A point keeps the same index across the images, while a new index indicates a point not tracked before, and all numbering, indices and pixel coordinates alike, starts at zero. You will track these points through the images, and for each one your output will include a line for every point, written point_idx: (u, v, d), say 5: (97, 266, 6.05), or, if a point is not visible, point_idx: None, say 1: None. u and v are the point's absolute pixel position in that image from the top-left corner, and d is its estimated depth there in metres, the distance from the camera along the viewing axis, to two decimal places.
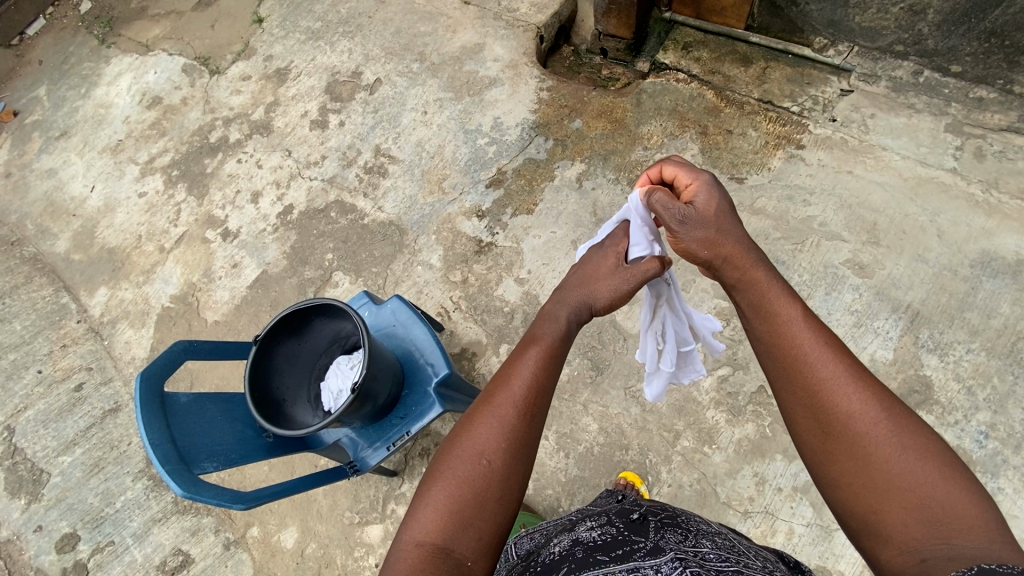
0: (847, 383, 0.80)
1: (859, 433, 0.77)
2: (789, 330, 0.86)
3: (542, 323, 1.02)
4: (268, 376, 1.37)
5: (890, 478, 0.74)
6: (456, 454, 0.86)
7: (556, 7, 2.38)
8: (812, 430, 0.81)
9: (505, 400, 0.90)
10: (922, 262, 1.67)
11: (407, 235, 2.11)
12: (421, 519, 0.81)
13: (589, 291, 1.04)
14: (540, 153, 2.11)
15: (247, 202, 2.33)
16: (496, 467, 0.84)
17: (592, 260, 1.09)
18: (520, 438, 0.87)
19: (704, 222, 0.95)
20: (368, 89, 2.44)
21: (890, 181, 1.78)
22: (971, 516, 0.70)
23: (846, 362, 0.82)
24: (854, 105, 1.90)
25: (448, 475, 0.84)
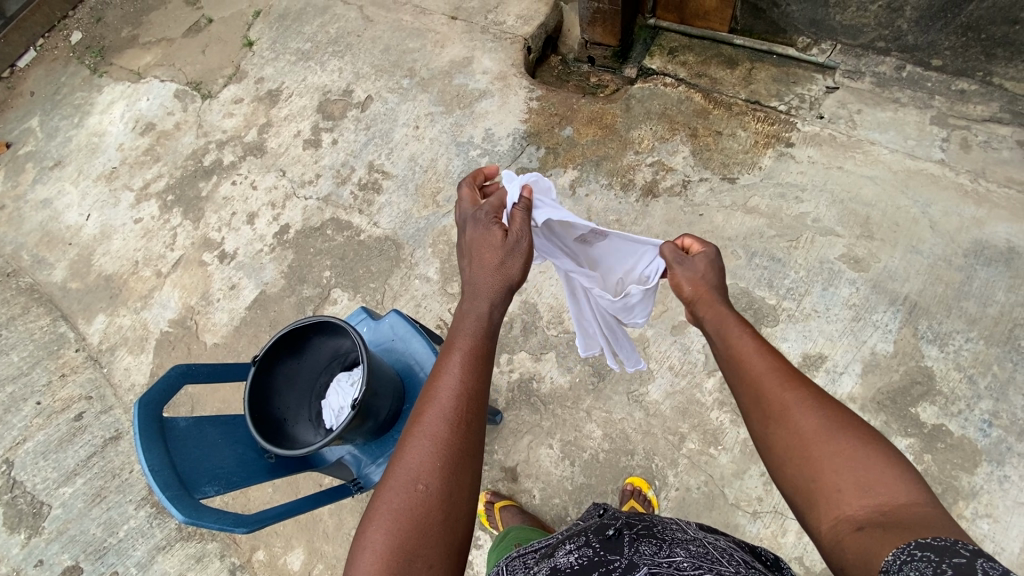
0: (779, 375, 0.86)
1: (794, 414, 0.81)
2: (733, 338, 0.94)
3: (459, 328, 0.99)
4: (268, 396, 1.37)
5: (823, 448, 0.76)
6: (393, 478, 0.84)
7: (541, 18, 2.41)
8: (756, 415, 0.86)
9: (435, 412, 0.89)
10: (916, 253, 1.68)
11: (403, 249, 2.11)
12: (366, 551, 0.79)
13: (503, 274, 1.02)
14: (532, 162, 2.13)
15: (243, 224, 2.34)
16: (433, 489, 0.83)
17: (480, 240, 1.07)
18: (451, 450, 0.86)
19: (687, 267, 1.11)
20: (359, 106, 2.47)
21: (880, 175, 1.79)
22: (899, 487, 0.71)
23: (776, 356, 0.89)
24: (840, 101, 1.92)
25: (386, 504, 0.82)
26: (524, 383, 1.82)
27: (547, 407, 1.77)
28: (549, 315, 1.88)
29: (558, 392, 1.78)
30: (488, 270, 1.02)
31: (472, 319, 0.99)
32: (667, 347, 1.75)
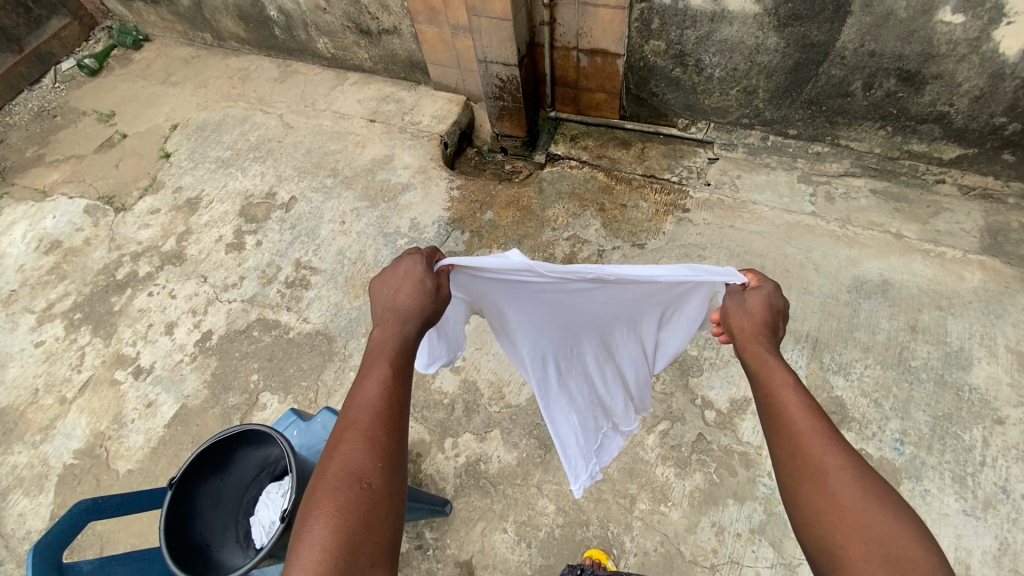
0: (820, 437, 0.88)
1: (829, 477, 0.84)
2: (776, 390, 0.96)
3: (378, 347, 1.02)
4: (187, 520, 1.26)
5: (855, 516, 0.79)
6: (333, 477, 0.86)
7: (454, 115, 2.62)
8: (790, 470, 0.88)
9: (364, 416, 0.92)
10: (809, 294, 1.87)
11: (335, 343, 2.08)
12: (310, 547, 0.79)
13: (425, 295, 1.06)
14: (458, 246, 2.22)
15: (161, 335, 2.22)
16: (376, 488, 0.86)
17: (404, 268, 1.09)
18: (380, 450, 0.89)
19: (736, 319, 1.08)
20: (283, 207, 2.50)
21: (766, 229, 2.02)
22: (924, 562, 0.74)
23: (818, 415, 0.91)
24: (721, 170, 2.20)
25: (332, 501, 0.83)
26: (471, 465, 1.78)
27: (497, 488, 1.73)
28: (489, 392, 1.88)
29: (507, 471, 1.75)
30: (414, 300, 1.05)
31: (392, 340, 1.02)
32: None
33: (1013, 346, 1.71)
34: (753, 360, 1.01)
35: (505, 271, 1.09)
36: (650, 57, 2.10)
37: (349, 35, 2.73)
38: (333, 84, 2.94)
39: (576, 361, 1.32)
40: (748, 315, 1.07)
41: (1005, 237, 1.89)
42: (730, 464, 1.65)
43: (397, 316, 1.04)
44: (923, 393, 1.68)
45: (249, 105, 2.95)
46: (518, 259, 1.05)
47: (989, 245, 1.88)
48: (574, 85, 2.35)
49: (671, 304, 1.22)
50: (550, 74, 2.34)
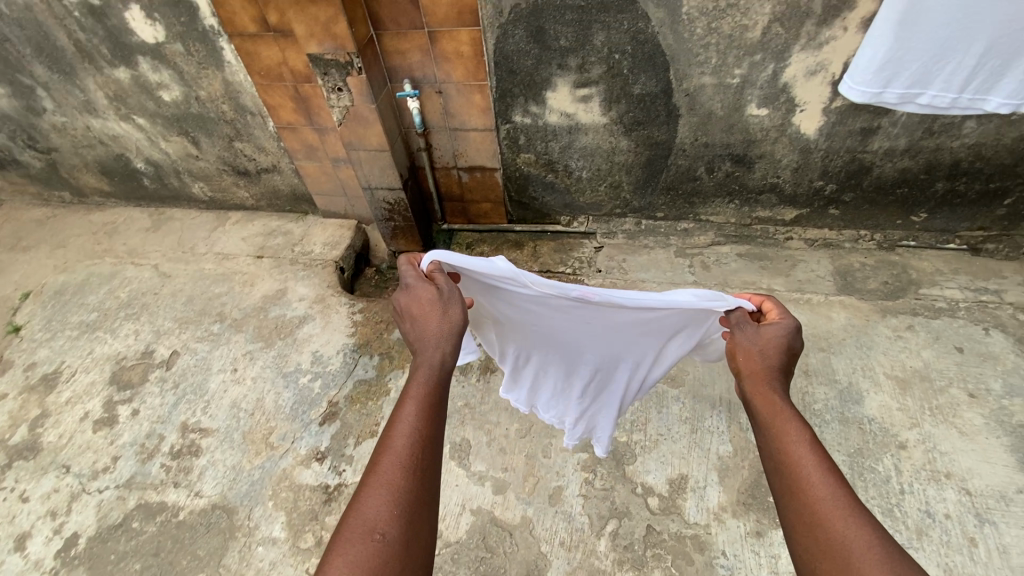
0: (834, 497, 0.88)
1: (841, 540, 0.83)
2: (787, 442, 0.99)
3: (417, 376, 1.08)
4: None
5: None
6: (362, 511, 0.87)
7: (347, 240, 2.61)
8: (803, 528, 0.89)
9: (399, 449, 0.95)
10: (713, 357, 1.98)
11: (237, 513, 1.81)
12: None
13: (446, 327, 1.15)
14: (367, 373, 2.10)
15: (6, 554, 1.80)
16: (398, 529, 0.86)
17: (424, 297, 1.18)
18: (409, 491, 0.90)
19: (752, 364, 1.15)
20: (163, 365, 2.25)
21: None
22: None
23: (833, 476, 0.91)
24: (609, 256, 2.36)
25: (354, 540, 0.84)
26: None
27: None
28: None
29: None
30: (437, 323, 1.15)
31: (426, 369, 1.09)
32: (551, 522, 1.69)
33: (889, 372, 1.90)
34: (772, 409, 1.06)
35: (496, 278, 1.28)
36: (524, 167, 2.27)
37: (226, 177, 2.69)
38: (213, 226, 2.83)
39: (554, 361, 1.53)
40: (761, 361, 1.14)
41: (853, 277, 2.17)
42: (685, 551, 1.59)
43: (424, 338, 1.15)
44: (833, 434, 1.78)
45: (117, 260, 2.73)
46: (505, 269, 1.24)
47: (843, 286, 2.15)
48: (461, 198, 2.46)
49: (653, 328, 1.36)
50: (436, 192, 2.44)
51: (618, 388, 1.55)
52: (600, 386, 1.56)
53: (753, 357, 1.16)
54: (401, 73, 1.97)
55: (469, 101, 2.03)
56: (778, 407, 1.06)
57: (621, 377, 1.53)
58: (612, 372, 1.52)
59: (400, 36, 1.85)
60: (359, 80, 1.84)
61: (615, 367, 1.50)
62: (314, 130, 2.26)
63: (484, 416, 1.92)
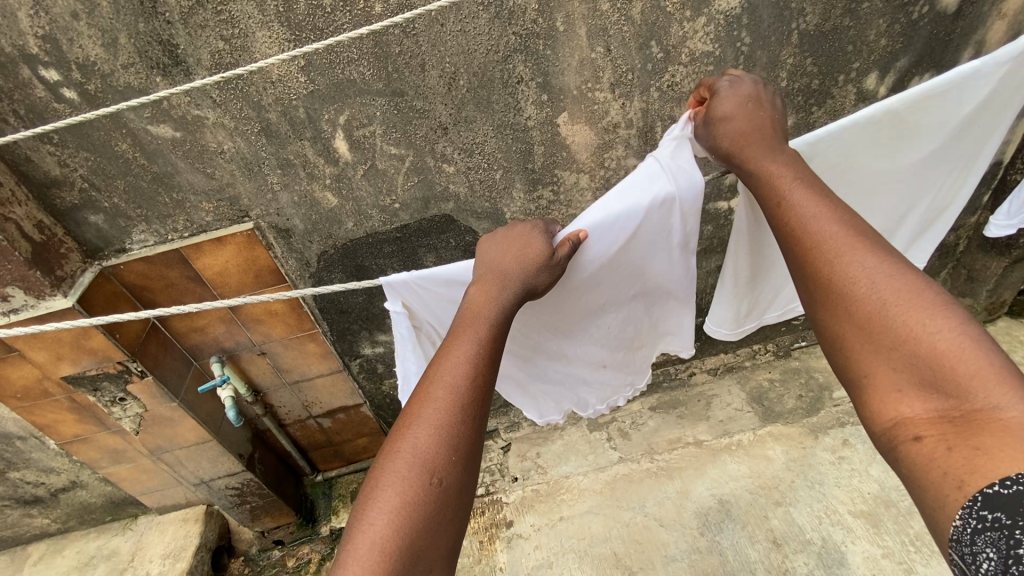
0: (846, 237, 0.88)
1: (862, 285, 0.84)
2: (786, 195, 0.94)
3: (473, 316, 0.95)
4: None
5: (893, 309, 0.80)
6: (401, 463, 0.80)
7: (197, 540, 1.99)
8: (807, 266, 0.91)
9: (448, 394, 0.86)
10: (668, 559, 1.66)
11: None
12: (369, 549, 0.73)
13: (533, 277, 0.99)
14: None
15: None
16: (446, 480, 0.79)
17: (517, 238, 1.01)
18: (460, 445, 0.82)
19: (774, 187, 0.95)
20: None
21: (594, 502, 1.85)
22: (979, 372, 0.72)
23: (841, 222, 0.89)
24: (520, 455, 2.07)
25: (397, 491, 0.77)
26: None
27: None
28: None
29: None
30: (522, 262, 0.99)
31: (492, 302, 0.96)
32: None
33: (853, 508, 1.69)
34: (820, 236, 0.89)
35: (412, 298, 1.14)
36: (393, 391, 1.90)
37: (10, 512, 2.01)
38: None
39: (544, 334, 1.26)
40: (753, 126, 0.99)
41: (769, 399, 2.04)
42: None
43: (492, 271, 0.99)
44: None
45: None
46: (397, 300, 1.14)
47: (764, 413, 2.00)
48: (329, 444, 2.05)
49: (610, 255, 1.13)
50: (295, 447, 2.02)
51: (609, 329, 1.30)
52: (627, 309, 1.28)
53: (773, 170, 0.96)
54: (206, 349, 1.61)
55: (302, 351, 1.69)
56: (822, 227, 0.90)
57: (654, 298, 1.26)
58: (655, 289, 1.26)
59: (190, 314, 1.51)
60: (144, 383, 1.46)
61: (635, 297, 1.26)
62: (112, 434, 1.70)
63: None
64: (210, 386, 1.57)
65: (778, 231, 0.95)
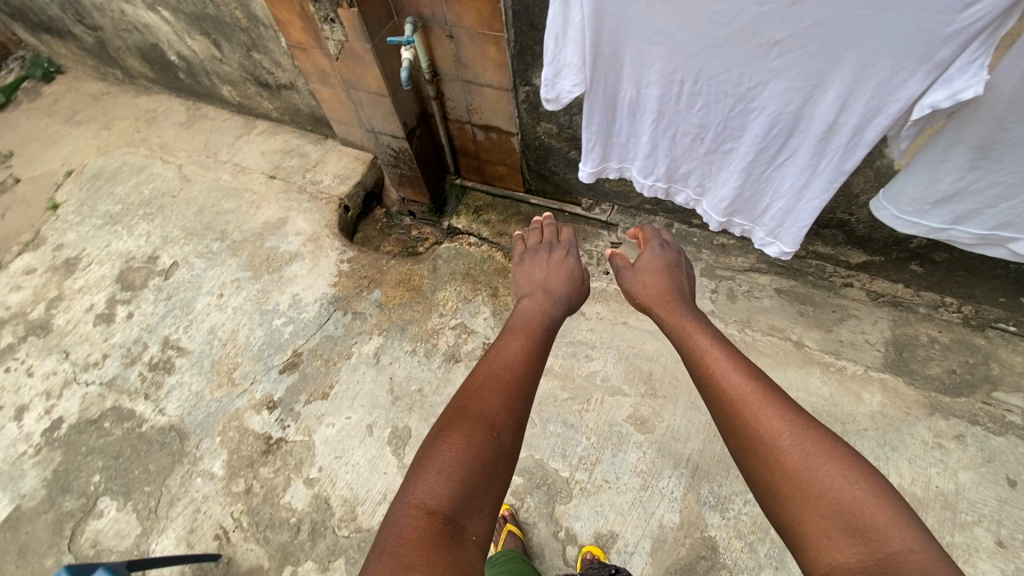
0: (747, 372, 0.94)
1: (755, 418, 0.87)
2: (691, 346, 1.06)
3: (528, 316, 1.21)
4: None
5: (797, 439, 0.82)
6: (467, 423, 0.88)
7: (358, 176, 2.44)
8: (722, 410, 0.92)
9: (506, 370, 0.99)
10: (693, 406, 1.73)
11: (188, 440, 1.90)
12: (425, 487, 0.80)
13: (559, 306, 1.27)
14: (337, 330, 2.07)
15: (10, 420, 2.03)
16: (504, 438, 0.88)
17: (561, 275, 1.34)
18: (521, 405, 0.95)
19: (684, 327, 1.13)
20: (163, 274, 2.33)
21: (661, 328, 1.89)
22: (861, 497, 0.74)
23: (736, 357, 0.98)
24: (623, 256, 2.06)
25: (464, 439, 0.86)
26: None
27: None
28: (341, 511, 1.70)
29: None
30: (564, 286, 1.32)
31: (538, 317, 1.21)
32: None
33: (902, 485, 1.56)
34: (726, 391, 0.93)
35: None
36: (545, 139, 1.94)
37: (251, 87, 2.55)
38: (238, 134, 2.76)
39: (724, 109, 1.20)
40: (660, 280, 1.27)
41: (911, 353, 1.75)
42: None
43: (540, 287, 1.31)
44: None
45: (150, 152, 2.78)
46: None
47: (893, 361, 1.74)
48: (475, 157, 2.21)
49: None
50: (449, 145, 2.21)
51: (770, 138, 1.21)
52: (762, 108, 1.16)
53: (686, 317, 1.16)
54: (407, 8, 1.66)
55: (483, 53, 1.69)
56: (732, 378, 0.94)
57: (822, 108, 1.08)
58: (822, 86, 1.06)
59: None
60: (350, 14, 1.59)
61: (805, 106, 1.11)
62: (323, 54, 1.96)
63: (432, 410, 1.86)
64: (398, 43, 1.67)
65: (696, 375, 1.01)
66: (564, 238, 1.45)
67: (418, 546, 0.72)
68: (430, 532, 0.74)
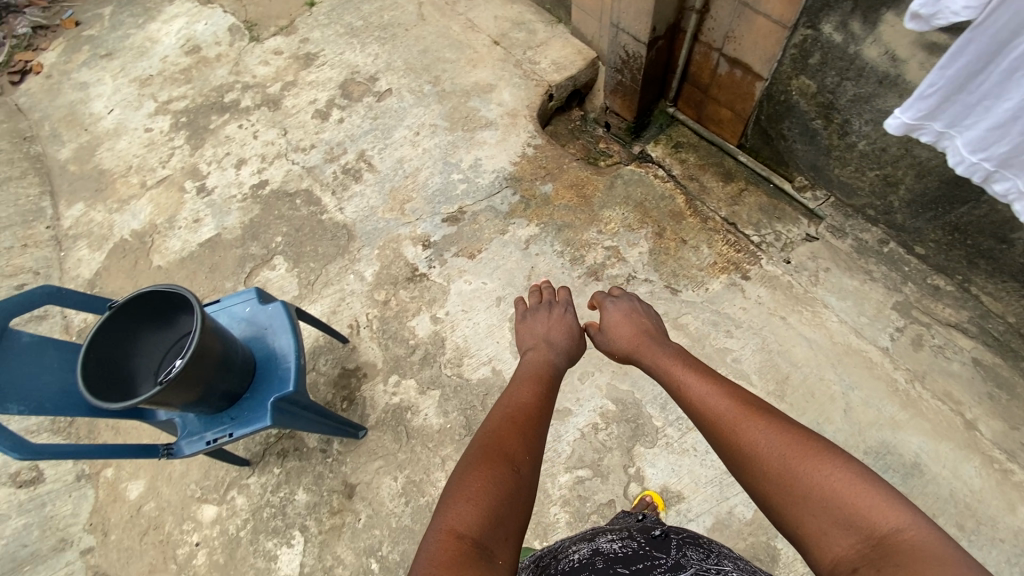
0: (734, 399, 1.01)
1: (745, 439, 0.93)
2: (679, 382, 1.13)
3: (531, 368, 1.26)
4: (119, 345, 1.27)
5: (787, 451, 0.87)
6: (485, 468, 0.91)
7: (575, 71, 2.42)
8: (719, 443, 0.98)
9: (514, 416, 1.05)
10: (818, 427, 1.62)
11: (352, 242, 2.15)
12: (454, 515, 0.82)
13: (561, 364, 1.31)
14: (502, 205, 2.15)
15: (231, 166, 2.41)
16: (522, 473, 0.92)
17: (558, 334, 1.38)
18: (532, 443, 0.99)
19: (672, 374, 1.16)
20: (376, 95, 2.53)
21: (819, 339, 1.74)
22: (846, 487, 0.80)
23: (723, 385, 1.06)
24: (812, 253, 1.88)
25: (487, 473, 0.90)
26: (399, 410, 1.80)
27: (409, 440, 1.75)
28: (450, 354, 1.88)
29: (426, 430, 1.76)
30: (564, 339, 1.36)
31: (541, 365, 1.27)
32: None
33: None
34: (718, 416, 1.00)
35: None
36: (793, 98, 1.80)
37: None
38: None
39: None
40: (635, 330, 1.34)
41: None
42: None
43: (542, 343, 1.35)
44: None
45: None
46: None
47: None
48: (703, 91, 2.08)
49: None
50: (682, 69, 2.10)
51: None
52: None
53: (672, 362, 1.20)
54: None
55: None
56: (719, 404, 1.02)
57: None
58: None
59: None
60: None
61: None
62: None
63: None
64: None
65: (689, 414, 1.07)
66: (561, 297, 1.47)
67: (453, 565, 0.73)
68: (462, 553, 0.76)
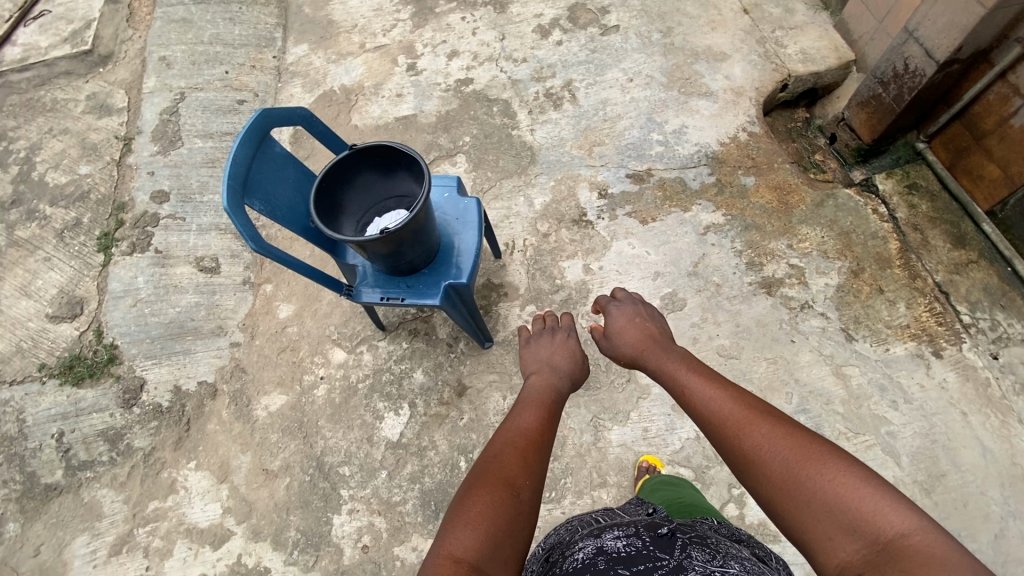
0: (739, 403, 0.96)
1: (747, 444, 0.89)
2: (683, 386, 1.09)
3: (540, 387, 1.23)
4: (343, 183, 1.37)
5: (788, 457, 0.83)
6: (483, 489, 0.87)
7: (823, 68, 2.17)
8: (724, 451, 0.93)
9: (514, 434, 1.02)
10: (958, 541, 1.45)
11: (533, 166, 2.15)
12: (452, 539, 0.79)
13: (569, 382, 1.28)
14: (694, 181, 2.03)
15: (444, 55, 2.46)
16: (521, 496, 0.88)
17: (563, 349, 1.36)
18: (534, 463, 0.95)
19: (677, 381, 1.12)
20: (602, 28, 2.43)
21: (998, 452, 1.53)
22: (851, 490, 0.74)
23: (727, 388, 1.01)
24: None
25: (486, 496, 0.86)
26: None
27: None
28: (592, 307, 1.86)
29: None
30: (569, 360, 1.33)
31: (551, 383, 1.25)
32: (656, 412, 1.69)
33: None
34: (720, 422, 0.95)
35: None
36: None
37: None
38: None
39: None
40: (638, 338, 1.28)
41: None
42: None
43: (547, 364, 1.31)
44: None
45: None
46: None
47: None
48: (975, 141, 1.84)
49: None
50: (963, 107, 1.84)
51: None
52: None
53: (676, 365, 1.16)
54: None
55: None
56: (722, 408, 0.97)
57: None
58: None
59: None
60: None
61: None
62: None
63: (716, 307, 1.80)
64: None
65: (695, 419, 1.02)
66: (564, 322, 1.45)
67: None
68: None
